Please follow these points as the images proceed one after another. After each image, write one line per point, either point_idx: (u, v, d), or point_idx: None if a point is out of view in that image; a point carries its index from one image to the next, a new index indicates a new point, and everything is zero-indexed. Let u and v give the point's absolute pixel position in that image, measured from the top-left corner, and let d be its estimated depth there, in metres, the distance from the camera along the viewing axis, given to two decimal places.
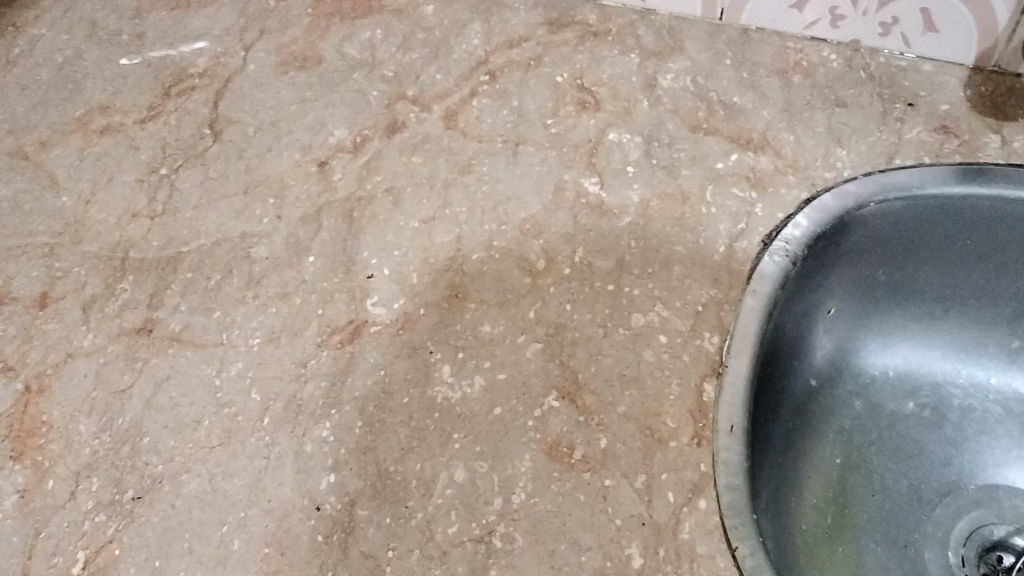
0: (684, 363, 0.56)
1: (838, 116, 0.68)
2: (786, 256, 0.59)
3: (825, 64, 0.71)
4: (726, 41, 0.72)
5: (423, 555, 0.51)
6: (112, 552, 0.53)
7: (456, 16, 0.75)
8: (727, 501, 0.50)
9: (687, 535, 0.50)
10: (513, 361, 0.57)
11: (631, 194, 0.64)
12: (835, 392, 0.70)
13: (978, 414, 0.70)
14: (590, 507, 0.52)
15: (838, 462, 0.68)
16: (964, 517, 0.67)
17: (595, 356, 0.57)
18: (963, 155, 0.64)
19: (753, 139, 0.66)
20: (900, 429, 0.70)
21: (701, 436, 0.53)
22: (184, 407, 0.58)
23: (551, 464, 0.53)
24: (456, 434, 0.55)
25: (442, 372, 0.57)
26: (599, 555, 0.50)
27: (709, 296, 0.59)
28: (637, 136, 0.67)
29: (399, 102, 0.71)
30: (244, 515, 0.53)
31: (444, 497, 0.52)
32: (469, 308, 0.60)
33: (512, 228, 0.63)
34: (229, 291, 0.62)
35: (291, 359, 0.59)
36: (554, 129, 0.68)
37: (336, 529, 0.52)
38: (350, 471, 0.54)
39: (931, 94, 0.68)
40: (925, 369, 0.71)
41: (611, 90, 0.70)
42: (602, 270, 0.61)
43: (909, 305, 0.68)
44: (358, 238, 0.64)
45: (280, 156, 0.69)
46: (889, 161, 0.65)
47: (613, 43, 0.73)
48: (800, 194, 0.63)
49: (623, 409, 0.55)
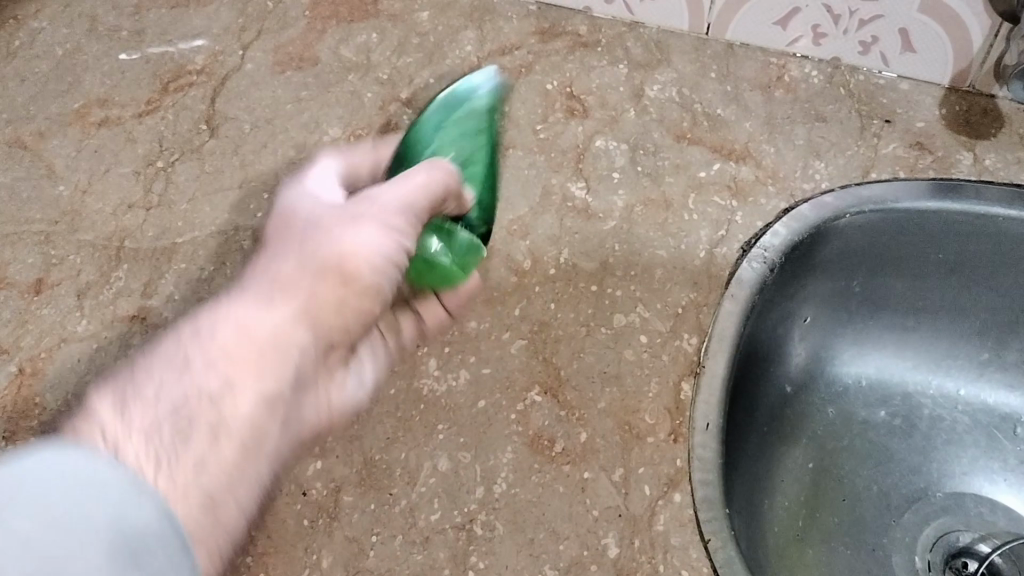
0: (663, 362, 0.58)
1: (817, 130, 0.70)
2: (764, 262, 0.63)
3: (807, 80, 0.73)
4: (712, 56, 0.74)
5: (406, 470, 0.55)
6: None
7: (450, 23, 0.77)
8: (702, 496, 0.53)
9: (662, 527, 0.52)
10: (498, 356, 0.59)
11: (616, 200, 0.66)
12: (810, 399, 0.72)
13: (946, 423, 0.73)
14: (569, 498, 0.53)
15: (810, 466, 0.70)
16: (931, 524, 0.69)
17: (577, 353, 0.59)
18: (937, 170, 0.67)
19: (735, 149, 0.69)
20: (870, 437, 0.72)
21: (678, 433, 0.55)
22: None
23: (532, 456, 0.55)
24: (441, 424, 0.56)
25: (429, 365, 0.59)
26: (576, 544, 0.52)
27: (689, 298, 0.61)
28: (623, 144, 0.69)
29: (392, 105, 0.72)
30: None
31: (427, 485, 0.54)
32: None
33: (500, 228, 0.65)
34: (222, 282, 0.64)
35: None
36: (543, 135, 0.70)
37: (322, 514, 0.54)
38: (337, 458, 0.56)
39: (907, 112, 0.70)
40: (896, 379, 0.73)
41: (599, 99, 0.72)
42: (586, 271, 0.63)
43: (881, 315, 0.72)
44: None
45: (275, 152, 0.70)
46: (865, 174, 0.67)
47: (602, 54, 0.75)
48: (779, 204, 0.66)
49: (603, 405, 0.57)
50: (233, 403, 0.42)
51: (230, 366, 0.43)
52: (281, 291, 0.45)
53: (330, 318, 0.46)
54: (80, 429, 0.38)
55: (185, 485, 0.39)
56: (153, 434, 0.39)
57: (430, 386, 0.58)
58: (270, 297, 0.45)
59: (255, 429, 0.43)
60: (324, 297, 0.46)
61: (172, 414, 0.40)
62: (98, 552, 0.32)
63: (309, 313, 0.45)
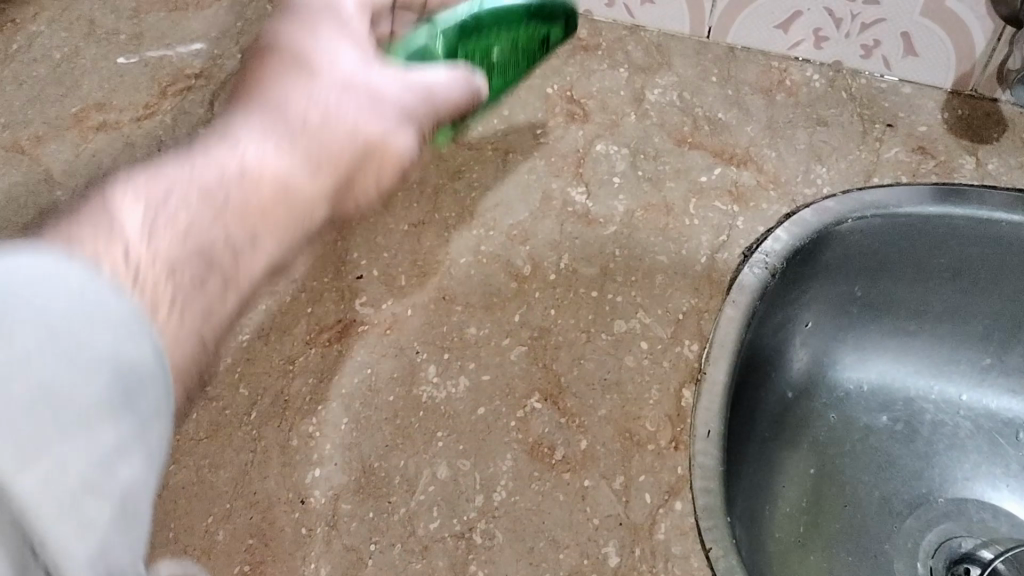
0: (664, 369, 0.58)
1: (819, 134, 0.69)
2: (766, 268, 0.62)
3: (809, 84, 0.72)
4: (713, 59, 0.74)
5: (404, 478, 0.54)
6: None
7: None
8: (703, 503, 0.52)
9: (663, 536, 0.51)
10: (497, 362, 0.59)
11: (616, 204, 0.66)
12: (812, 404, 0.71)
13: (948, 429, 0.72)
14: (569, 506, 0.53)
15: (812, 471, 0.70)
16: (933, 530, 0.69)
17: (577, 359, 0.59)
18: (939, 175, 0.66)
19: (736, 153, 0.68)
20: (873, 442, 0.72)
21: (679, 440, 0.55)
22: None
23: (532, 464, 0.55)
24: (440, 432, 0.56)
25: (428, 372, 0.59)
26: (576, 553, 0.51)
27: (689, 304, 0.61)
28: (624, 148, 0.69)
29: None
30: (229, 507, 0.54)
31: (426, 493, 0.54)
32: (456, 310, 0.61)
33: (500, 234, 0.65)
34: None
35: (279, 355, 0.60)
36: (543, 139, 0.70)
37: (320, 522, 0.53)
38: (335, 466, 0.55)
39: (909, 116, 0.70)
40: (899, 384, 0.73)
41: (600, 103, 0.72)
42: (586, 277, 0.62)
43: (883, 320, 0.71)
44: (348, 239, 0.65)
45: None
46: (867, 179, 0.67)
47: (603, 57, 0.75)
48: (780, 209, 0.65)
49: (604, 412, 0.56)
50: (252, 257, 0.45)
51: (256, 222, 0.45)
52: (313, 156, 0.48)
53: (344, 206, 0.51)
54: (134, 247, 0.38)
55: (206, 326, 0.41)
56: (188, 270, 0.41)
57: (428, 392, 0.58)
58: (292, 161, 0.47)
59: (257, 281, 0.46)
60: (331, 176, 0.49)
61: (205, 250, 0.42)
62: (100, 382, 0.30)
63: (319, 191, 0.48)
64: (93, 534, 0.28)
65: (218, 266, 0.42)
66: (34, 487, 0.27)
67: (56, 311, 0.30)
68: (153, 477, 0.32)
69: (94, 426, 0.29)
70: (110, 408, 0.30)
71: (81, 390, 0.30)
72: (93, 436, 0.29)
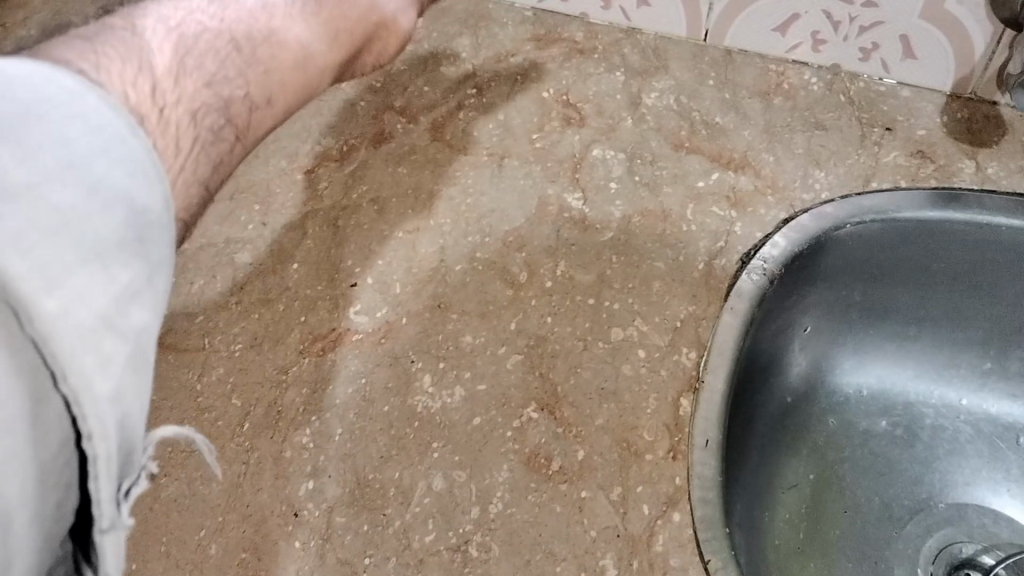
0: (662, 378, 0.57)
1: (817, 138, 0.69)
2: (764, 274, 0.62)
3: (807, 87, 0.72)
4: (710, 62, 0.74)
5: (399, 490, 0.54)
6: None
7: (444, 30, 0.77)
8: (702, 514, 0.52)
9: (661, 548, 0.51)
10: (493, 372, 0.58)
11: (613, 210, 0.65)
12: (810, 409, 0.71)
13: (948, 433, 0.72)
14: (566, 518, 0.52)
15: (811, 477, 0.69)
16: (933, 536, 0.68)
17: (574, 368, 0.58)
18: (938, 179, 0.66)
19: (734, 158, 0.68)
20: (872, 447, 0.71)
21: (677, 450, 0.54)
22: (165, 411, 0.58)
23: (528, 475, 0.54)
24: (435, 443, 0.55)
25: (423, 381, 0.58)
26: (573, 566, 0.51)
27: (687, 312, 0.60)
28: (621, 153, 0.68)
29: (386, 113, 0.72)
30: (222, 520, 0.54)
31: (422, 505, 0.53)
32: (451, 318, 0.61)
33: (495, 240, 0.64)
34: (212, 296, 0.62)
35: (273, 364, 0.59)
36: (538, 144, 0.69)
37: (314, 535, 0.52)
38: (329, 478, 0.54)
39: (908, 120, 0.69)
40: (898, 389, 0.72)
41: (596, 107, 0.71)
42: (583, 284, 0.62)
43: (882, 325, 0.70)
44: (342, 246, 0.64)
45: (266, 163, 0.69)
46: (866, 183, 0.66)
47: (599, 61, 0.74)
48: (778, 214, 0.64)
49: (601, 421, 0.56)
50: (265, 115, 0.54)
51: (274, 86, 0.55)
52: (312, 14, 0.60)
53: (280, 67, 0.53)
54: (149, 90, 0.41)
55: (224, 166, 0.50)
56: (210, 114, 0.48)
57: (423, 399, 0.57)
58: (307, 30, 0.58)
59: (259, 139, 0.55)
60: (347, 44, 0.64)
61: (222, 94, 0.49)
62: (121, 222, 0.33)
63: (343, 62, 0.65)
64: (111, 366, 0.30)
65: (232, 117, 0.50)
66: (53, 313, 0.28)
67: (75, 149, 0.32)
68: (159, 318, 0.34)
69: (109, 259, 0.31)
70: (125, 246, 0.32)
71: (104, 223, 0.32)
72: (108, 265, 0.31)
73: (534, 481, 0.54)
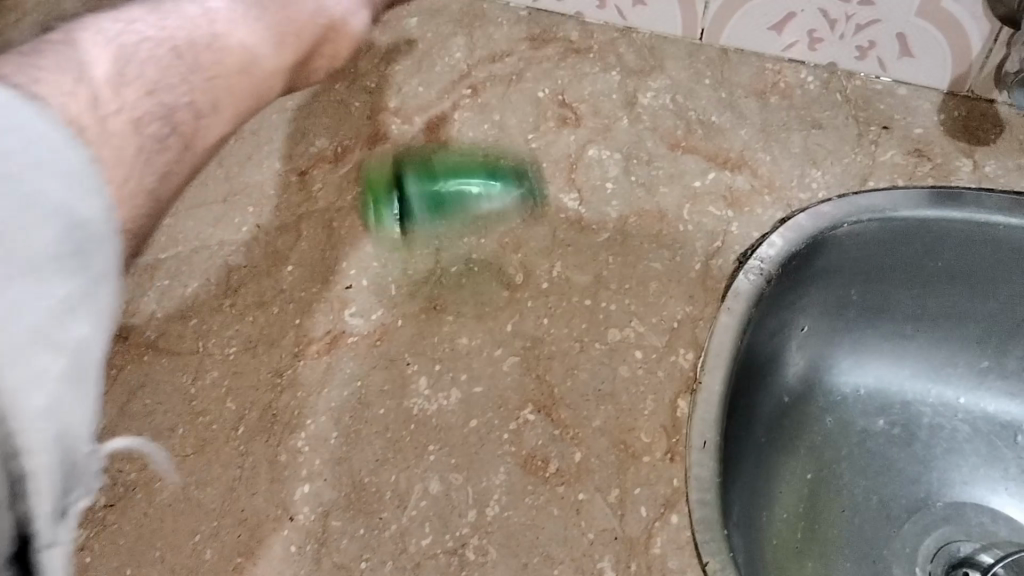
0: (659, 378, 0.57)
1: (814, 137, 0.68)
2: (761, 274, 0.61)
3: (803, 86, 0.71)
4: (706, 61, 0.73)
5: (396, 493, 0.54)
6: (83, 560, 0.53)
7: (439, 30, 0.76)
8: (699, 516, 0.51)
9: (659, 550, 0.50)
10: (489, 374, 0.58)
11: (609, 211, 0.65)
12: (808, 409, 0.70)
13: (946, 432, 0.71)
14: (563, 521, 0.52)
15: (809, 477, 0.69)
16: (931, 535, 0.68)
17: (570, 370, 0.58)
18: (935, 178, 0.66)
19: (731, 158, 0.67)
20: (870, 447, 0.71)
21: (674, 452, 0.54)
22: (159, 415, 0.57)
23: (525, 477, 0.54)
24: (431, 445, 0.55)
25: (419, 384, 0.58)
26: (571, 569, 0.50)
27: (684, 312, 0.60)
28: (617, 153, 0.68)
29: (381, 114, 0.71)
30: (217, 524, 0.53)
31: (418, 508, 0.53)
32: (447, 320, 0.60)
33: (491, 241, 0.64)
34: (207, 298, 0.62)
35: (268, 367, 0.59)
36: (534, 144, 0.69)
37: (310, 539, 0.52)
38: (324, 482, 0.54)
39: (905, 118, 0.69)
40: (896, 388, 0.72)
41: (591, 107, 0.71)
42: (580, 285, 0.61)
43: (880, 324, 0.70)
44: (337, 248, 0.64)
45: (260, 164, 0.69)
46: (863, 182, 0.66)
47: (595, 60, 0.74)
48: (775, 214, 0.64)
49: (598, 423, 0.56)
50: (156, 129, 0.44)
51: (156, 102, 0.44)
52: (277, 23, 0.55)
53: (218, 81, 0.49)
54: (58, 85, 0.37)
55: (171, 178, 0.45)
56: (153, 122, 0.43)
57: (420, 402, 0.57)
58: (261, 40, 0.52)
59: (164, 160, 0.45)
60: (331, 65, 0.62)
61: (165, 102, 0.45)
62: (52, 231, 0.31)
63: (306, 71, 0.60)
64: (48, 379, 0.30)
65: (177, 126, 0.45)
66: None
67: (40, 170, 0.32)
68: (102, 333, 0.34)
69: (44, 275, 0.30)
70: (64, 258, 0.31)
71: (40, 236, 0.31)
72: (47, 281, 0.31)
73: (531, 485, 0.53)
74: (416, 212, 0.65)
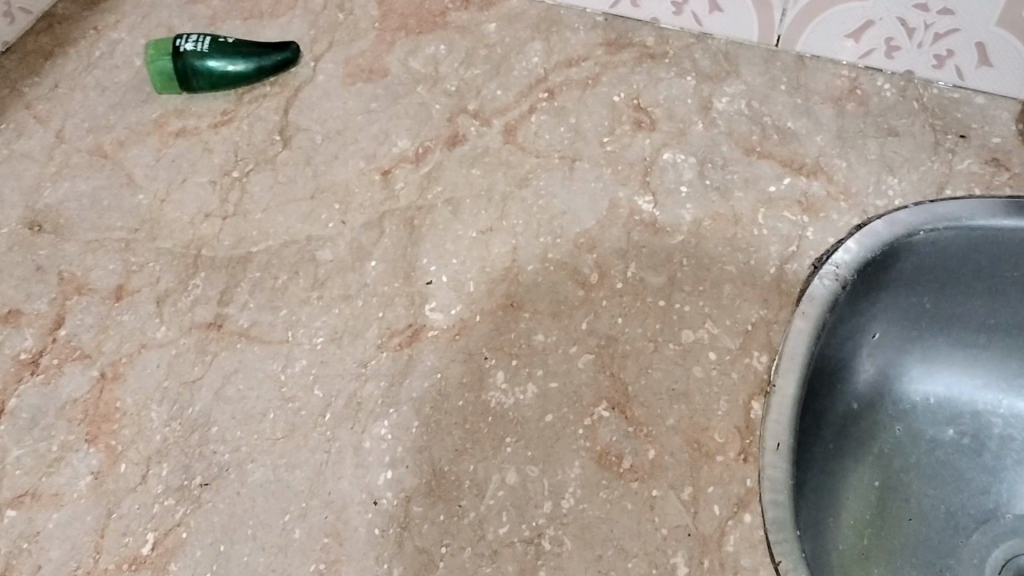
0: (733, 380, 0.58)
1: (890, 144, 0.69)
2: (837, 279, 0.60)
3: (879, 93, 0.72)
4: (782, 68, 0.74)
5: (474, 483, 0.55)
6: (179, 535, 0.56)
7: (517, 35, 0.78)
8: (773, 517, 0.51)
9: (732, 548, 0.52)
10: (564, 370, 0.59)
11: (684, 213, 0.66)
12: (876, 416, 0.70)
13: (1017, 444, 0.70)
14: (637, 515, 0.53)
15: (877, 484, 0.69)
16: (1000, 546, 0.68)
17: (645, 369, 0.59)
18: (1013, 188, 0.65)
19: (806, 163, 0.68)
20: (939, 456, 0.71)
21: (748, 453, 0.55)
22: (251, 399, 0.60)
23: (600, 472, 0.55)
24: (509, 438, 0.57)
25: (496, 378, 0.59)
26: (645, 562, 0.52)
27: (759, 315, 0.61)
28: (691, 157, 0.69)
29: (460, 116, 0.73)
30: (305, 505, 0.56)
31: (496, 498, 0.55)
32: (523, 317, 0.62)
33: (567, 241, 0.66)
34: (295, 290, 0.65)
35: (352, 358, 0.61)
36: (609, 147, 0.70)
37: (392, 523, 0.54)
38: (406, 469, 0.56)
39: (983, 127, 0.69)
40: (965, 398, 0.71)
41: (667, 111, 0.72)
42: (654, 286, 0.63)
43: (952, 332, 0.69)
44: (418, 245, 0.66)
45: (345, 164, 0.72)
46: (939, 190, 0.66)
47: (670, 65, 0.75)
48: (851, 220, 0.65)
49: (672, 422, 0.57)
50: None
51: None
52: None
53: None
54: None
55: None
56: None
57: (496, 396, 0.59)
58: None
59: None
60: None
61: None
62: None
63: None
64: None
65: None
66: None
67: None
68: None
69: None
70: None
71: None
72: None
73: (606, 480, 0.55)
74: (194, 75, 0.75)
